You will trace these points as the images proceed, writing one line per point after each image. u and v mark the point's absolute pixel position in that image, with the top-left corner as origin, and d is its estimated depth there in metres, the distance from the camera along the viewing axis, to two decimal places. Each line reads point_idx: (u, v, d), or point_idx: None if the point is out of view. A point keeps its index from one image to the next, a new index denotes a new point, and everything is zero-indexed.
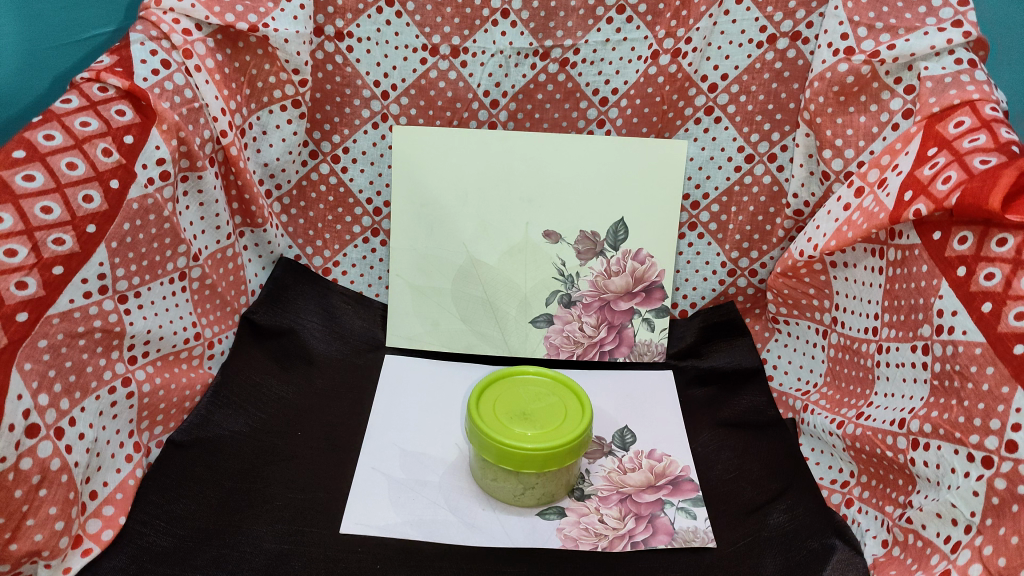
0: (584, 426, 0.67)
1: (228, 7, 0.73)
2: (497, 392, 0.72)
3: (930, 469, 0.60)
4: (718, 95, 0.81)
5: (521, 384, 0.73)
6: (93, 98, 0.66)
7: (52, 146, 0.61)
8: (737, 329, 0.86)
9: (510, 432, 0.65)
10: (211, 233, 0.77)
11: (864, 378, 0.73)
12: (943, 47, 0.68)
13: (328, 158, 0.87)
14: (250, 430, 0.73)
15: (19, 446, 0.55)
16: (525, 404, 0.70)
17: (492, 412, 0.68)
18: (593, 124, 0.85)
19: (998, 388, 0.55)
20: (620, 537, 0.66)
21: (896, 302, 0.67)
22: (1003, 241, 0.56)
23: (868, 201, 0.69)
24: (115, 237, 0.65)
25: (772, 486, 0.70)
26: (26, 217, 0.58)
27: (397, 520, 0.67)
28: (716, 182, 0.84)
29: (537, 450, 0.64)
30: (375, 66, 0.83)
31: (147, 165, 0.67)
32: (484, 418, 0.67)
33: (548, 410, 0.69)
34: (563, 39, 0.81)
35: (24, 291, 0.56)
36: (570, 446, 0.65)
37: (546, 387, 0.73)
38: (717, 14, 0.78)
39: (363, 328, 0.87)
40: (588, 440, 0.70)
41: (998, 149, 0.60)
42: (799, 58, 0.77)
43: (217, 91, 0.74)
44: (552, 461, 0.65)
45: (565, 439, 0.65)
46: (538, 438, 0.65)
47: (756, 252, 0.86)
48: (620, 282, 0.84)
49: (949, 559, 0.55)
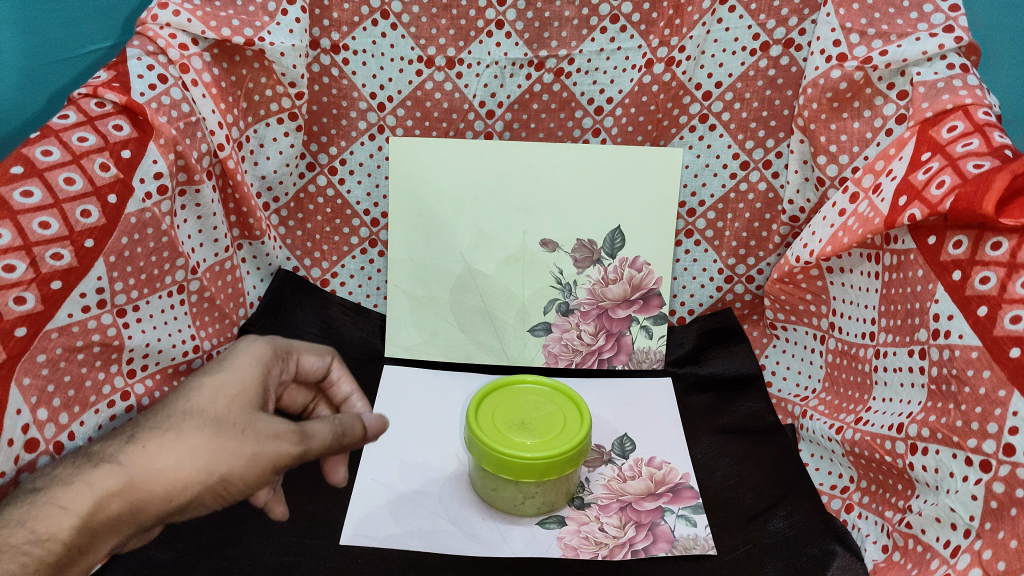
0: (584, 433, 0.67)
1: (224, 21, 0.73)
2: (496, 401, 0.72)
3: (929, 473, 0.60)
4: (713, 103, 0.81)
5: (519, 394, 0.73)
6: (90, 114, 0.66)
7: (49, 161, 0.61)
8: (736, 335, 0.86)
9: (511, 442, 0.65)
10: (209, 246, 0.78)
11: (862, 383, 0.73)
12: (935, 52, 0.68)
13: (325, 170, 0.87)
14: None
15: (17, 462, 0.56)
16: (523, 413, 0.70)
17: (491, 423, 0.68)
18: (589, 133, 0.85)
19: (995, 391, 0.55)
20: (620, 545, 0.66)
21: (892, 307, 0.68)
22: (998, 244, 0.56)
23: (863, 206, 0.70)
24: (113, 252, 0.65)
25: (771, 492, 0.70)
26: (24, 233, 0.58)
27: (398, 531, 0.66)
28: (712, 189, 0.85)
29: (536, 459, 0.64)
30: (371, 78, 0.83)
31: (145, 179, 0.67)
32: (484, 429, 0.67)
33: (547, 419, 0.69)
34: (558, 49, 0.82)
35: (23, 306, 0.57)
36: (573, 453, 0.66)
37: (544, 395, 0.73)
38: (710, 22, 0.78)
39: (362, 338, 0.87)
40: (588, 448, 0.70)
41: (992, 153, 0.60)
42: (792, 65, 0.78)
43: (214, 105, 0.74)
44: (551, 470, 0.65)
45: (567, 446, 0.65)
46: (539, 447, 0.65)
47: (752, 258, 0.86)
48: (618, 290, 0.85)
49: (949, 564, 0.55)
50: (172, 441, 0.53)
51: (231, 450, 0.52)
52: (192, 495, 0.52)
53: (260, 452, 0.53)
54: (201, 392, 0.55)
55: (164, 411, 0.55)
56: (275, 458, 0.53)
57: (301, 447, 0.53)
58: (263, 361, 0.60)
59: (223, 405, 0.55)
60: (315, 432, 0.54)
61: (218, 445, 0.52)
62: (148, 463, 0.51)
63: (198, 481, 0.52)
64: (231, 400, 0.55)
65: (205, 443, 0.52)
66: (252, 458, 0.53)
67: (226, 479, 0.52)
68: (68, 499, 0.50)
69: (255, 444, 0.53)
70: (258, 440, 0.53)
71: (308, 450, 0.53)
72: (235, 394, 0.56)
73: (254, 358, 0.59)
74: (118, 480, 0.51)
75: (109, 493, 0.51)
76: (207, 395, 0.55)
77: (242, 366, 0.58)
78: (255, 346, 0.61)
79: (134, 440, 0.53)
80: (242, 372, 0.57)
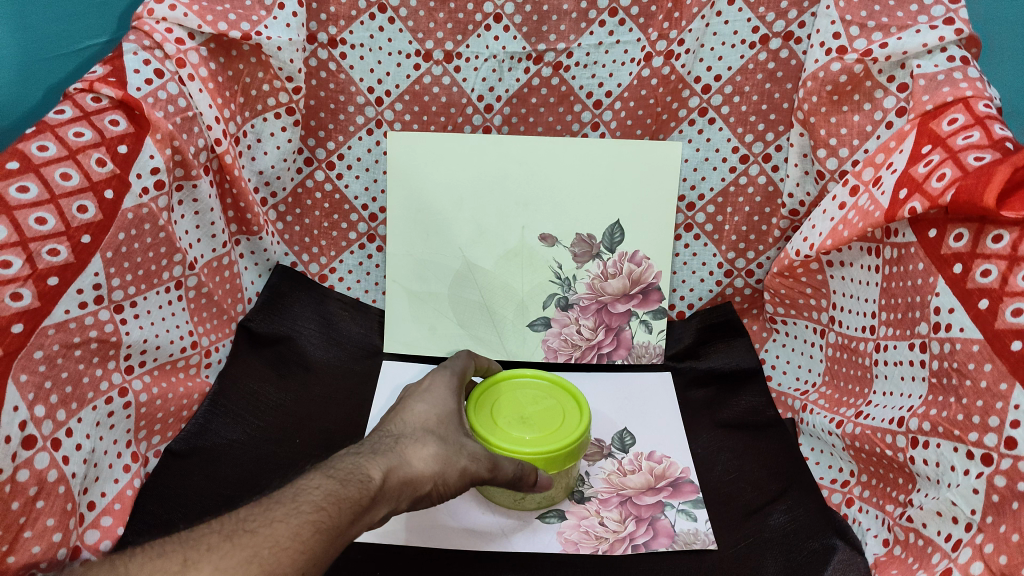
0: (580, 433, 0.66)
1: (221, 16, 0.73)
2: (495, 396, 0.71)
3: (930, 467, 0.60)
4: (712, 96, 0.81)
5: (521, 386, 0.73)
6: (86, 109, 0.65)
7: (46, 157, 0.61)
8: (735, 329, 0.86)
9: (501, 433, 0.65)
10: (207, 242, 0.77)
11: (862, 376, 0.73)
12: (935, 44, 0.68)
13: (323, 165, 0.86)
14: (249, 437, 0.73)
15: (15, 458, 0.55)
16: (523, 407, 0.70)
17: (488, 412, 0.68)
18: (587, 127, 0.85)
19: (996, 385, 0.54)
20: (620, 540, 0.67)
21: (893, 300, 0.68)
22: (999, 237, 0.56)
23: (864, 199, 0.69)
24: (110, 247, 0.65)
25: (772, 486, 0.70)
26: (20, 229, 0.58)
27: (398, 526, 0.67)
28: (712, 183, 0.84)
29: (536, 454, 0.63)
30: (369, 72, 0.83)
31: (141, 175, 0.67)
32: (479, 418, 0.67)
33: (546, 413, 0.69)
34: (556, 43, 0.81)
35: (19, 302, 0.57)
36: (564, 452, 0.65)
37: (543, 390, 0.73)
38: (709, 16, 0.78)
39: (361, 334, 0.87)
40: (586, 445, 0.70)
41: (992, 146, 0.60)
42: (792, 58, 0.77)
43: (211, 100, 0.74)
44: (552, 464, 0.65)
45: (559, 445, 0.64)
46: (531, 441, 0.65)
47: (752, 252, 0.86)
48: (617, 284, 0.84)
49: (950, 558, 0.55)
50: (426, 441, 0.58)
51: (463, 458, 0.58)
52: (439, 490, 0.58)
53: (472, 467, 0.58)
54: (428, 412, 0.61)
55: (407, 417, 0.61)
56: (480, 475, 0.59)
57: (492, 474, 0.59)
58: (456, 387, 0.66)
59: (444, 424, 0.61)
60: (504, 466, 0.60)
61: (455, 453, 0.58)
62: (417, 452, 0.57)
63: (445, 479, 0.57)
64: (447, 421, 0.61)
65: (446, 448, 0.58)
66: (473, 470, 0.58)
67: (457, 482, 0.58)
68: (377, 457, 0.55)
69: (470, 460, 0.58)
70: (476, 457, 0.59)
71: (494, 476, 0.60)
72: (447, 415, 0.62)
73: (450, 387, 0.65)
74: (402, 456, 0.56)
75: (399, 465, 0.55)
76: (432, 411, 0.62)
77: (443, 393, 0.65)
78: (447, 374, 0.67)
79: (401, 434, 0.59)
80: (447, 398, 0.64)
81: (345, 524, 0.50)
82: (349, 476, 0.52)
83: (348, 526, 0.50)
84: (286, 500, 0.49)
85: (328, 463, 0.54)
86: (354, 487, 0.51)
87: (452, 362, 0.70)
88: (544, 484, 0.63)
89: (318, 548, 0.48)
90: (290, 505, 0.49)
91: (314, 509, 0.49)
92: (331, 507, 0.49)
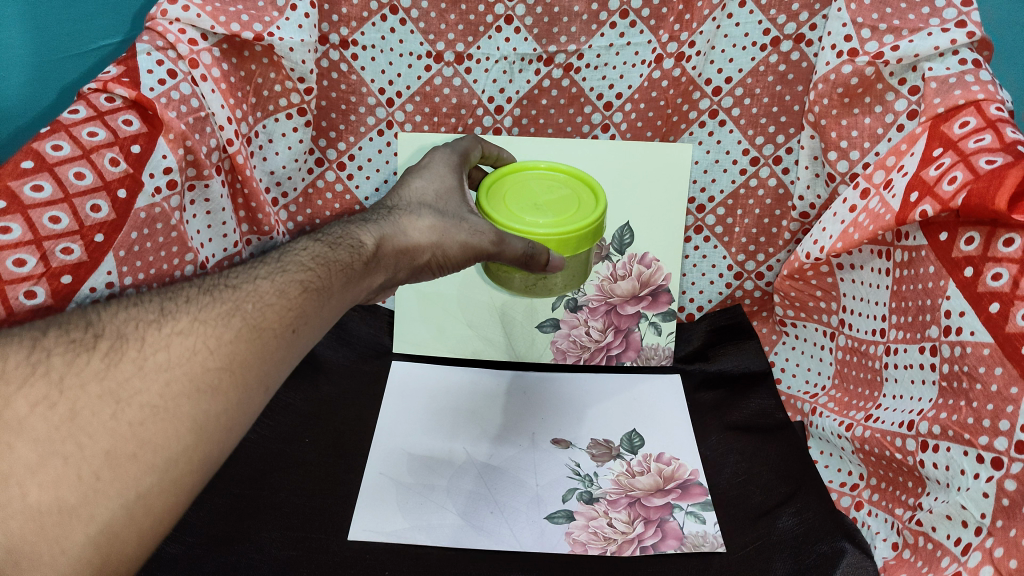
0: (594, 218, 0.66)
1: (233, 17, 0.72)
2: (507, 187, 0.70)
3: (940, 471, 0.60)
4: (723, 98, 0.81)
5: (535, 177, 0.72)
6: (99, 108, 0.66)
7: (60, 156, 0.62)
8: (745, 333, 0.86)
9: (513, 215, 0.65)
10: (218, 242, 0.77)
11: (873, 380, 0.73)
12: (946, 48, 0.67)
13: (333, 166, 0.87)
14: (260, 437, 0.75)
15: None
16: (537, 196, 0.69)
17: (500, 199, 0.68)
18: (598, 128, 0.85)
19: (1007, 388, 0.55)
20: (628, 541, 0.67)
21: (903, 304, 0.67)
22: (1010, 241, 0.56)
23: (874, 202, 0.69)
24: (123, 246, 0.67)
25: (781, 489, 0.71)
26: (34, 227, 0.61)
27: (405, 525, 0.68)
28: (722, 185, 0.84)
29: (549, 235, 0.64)
30: (380, 73, 0.83)
31: (154, 174, 0.68)
32: (491, 203, 0.67)
33: (561, 200, 0.69)
34: (566, 44, 0.81)
35: (33, 300, 0.61)
36: (579, 234, 0.65)
37: (557, 180, 0.72)
38: (720, 18, 0.77)
39: (371, 334, 0.87)
40: (601, 232, 0.70)
41: (1004, 149, 0.59)
42: (802, 61, 0.77)
43: (223, 100, 0.73)
44: (566, 246, 0.65)
45: (572, 228, 0.65)
46: (545, 225, 0.65)
47: (762, 255, 0.86)
48: (627, 286, 0.84)
49: (960, 562, 0.56)
50: (422, 214, 0.64)
51: (462, 232, 0.63)
52: (440, 259, 0.64)
53: (472, 241, 0.62)
54: (422, 189, 0.66)
55: (407, 192, 0.67)
56: (484, 248, 0.63)
57: (498, 248, 0.62)
58: (455, 164, 0.69)
59: (444, 198, 0.66)
60: (511, 242, 0.62)
61: (455, 225, 0.63)
62: (412, 225, 0.63)
63: (441, 248, 0.63)
64: (447, 195, 0.66)
65: (441, 221, 0.63)
66: (473, 243, 0.63)
67: (457, 254, 0.63)
68: (368, 225, 0.62)
69: (469, 234, 0.63)
70: (477, 230, 0.63)
71: (501, 252, 0.63)
72: (445, 190, 0.66)
73: (447, 164, 0.69)
74: (398, 227, 0.63)
75: (392, 234, 0.62)
76: (428, 187, 0.66)
77: (444, 168, 0.68)
78: (447, 153, 0.70)
79: (400, 207, 0.65)
80: (447, 173, 0.68)
81: (336, 278, 0.57)
82: (342, 243, 0.60)
83: (338, 285, 0.57)
84: (276, 261, 0.57)
85: (325, 232, 0.62)
86: (344, 252, 0.59)
87: (456, 144, 0.72)
88: (557, 264, 0.64)
89: (309, 297, 0.55)
90: (276, 267, 0.56)
91: (299, 270, 0.56)
92: (319, 267, 0.57)
